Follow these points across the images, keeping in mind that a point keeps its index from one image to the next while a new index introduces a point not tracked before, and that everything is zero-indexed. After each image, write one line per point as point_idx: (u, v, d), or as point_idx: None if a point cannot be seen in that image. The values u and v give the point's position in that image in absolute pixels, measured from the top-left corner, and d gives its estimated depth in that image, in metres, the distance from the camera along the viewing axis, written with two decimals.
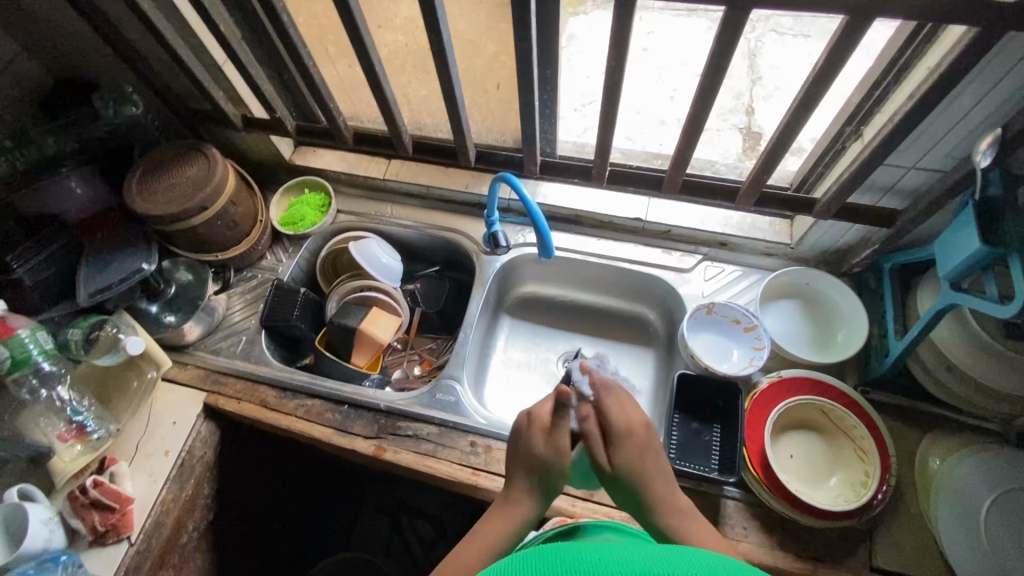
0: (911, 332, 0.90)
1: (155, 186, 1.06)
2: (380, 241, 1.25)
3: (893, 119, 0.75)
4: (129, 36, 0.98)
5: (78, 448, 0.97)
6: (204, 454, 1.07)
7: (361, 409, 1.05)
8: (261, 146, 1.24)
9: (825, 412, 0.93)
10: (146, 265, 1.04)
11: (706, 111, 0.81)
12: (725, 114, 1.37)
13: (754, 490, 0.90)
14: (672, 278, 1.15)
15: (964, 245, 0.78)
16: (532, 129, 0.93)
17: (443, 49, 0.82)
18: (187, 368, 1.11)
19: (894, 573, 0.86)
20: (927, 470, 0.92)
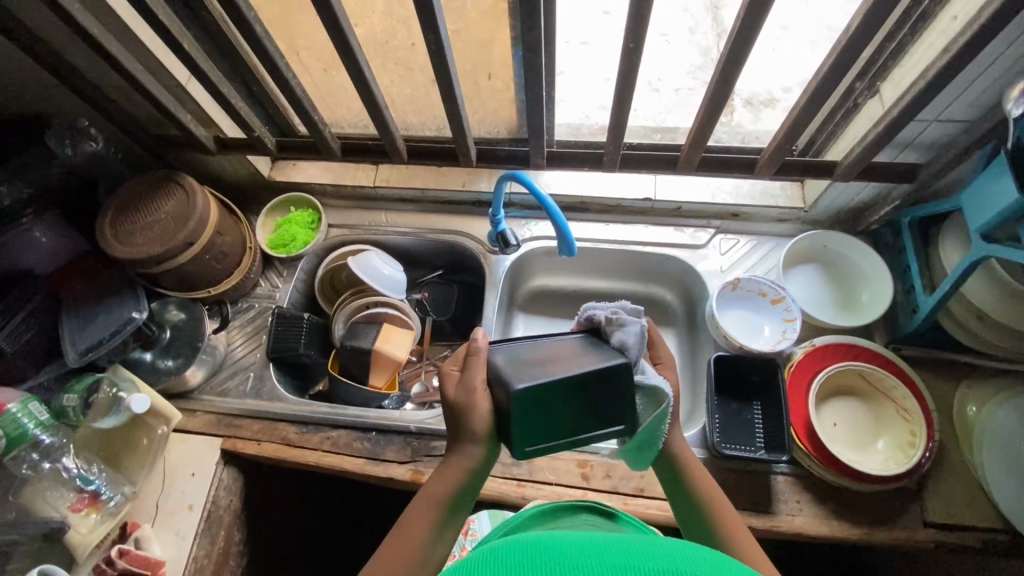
0: (940, 288, 0.89)
1: (132, 227, 0.96)
2: (380, 253, 1.17)
3: (925, 75, 0.72)
4: (76, 63, 0.88)
5: (95, 516, 0.90)
6: (230, 502, 1.01)
7: (390, 433, 1.01)
8: (235, 165, 1.15)
9: (864, 376, 0.93)
10: (138, 314, 0.96)
11: (730, 85, 0.76)
12: (695, 71, 1.33)
13: (805, 464, 0.90)
14: (687, 257, 1.12)
15: (998, 196, 0.76)
16: (539, 121, 0.88)
17: (440, 47, 0.76)
18: (196, 415, 1.05)
19: (947, 525, 0.87)
20: (966, 419, 0.93)
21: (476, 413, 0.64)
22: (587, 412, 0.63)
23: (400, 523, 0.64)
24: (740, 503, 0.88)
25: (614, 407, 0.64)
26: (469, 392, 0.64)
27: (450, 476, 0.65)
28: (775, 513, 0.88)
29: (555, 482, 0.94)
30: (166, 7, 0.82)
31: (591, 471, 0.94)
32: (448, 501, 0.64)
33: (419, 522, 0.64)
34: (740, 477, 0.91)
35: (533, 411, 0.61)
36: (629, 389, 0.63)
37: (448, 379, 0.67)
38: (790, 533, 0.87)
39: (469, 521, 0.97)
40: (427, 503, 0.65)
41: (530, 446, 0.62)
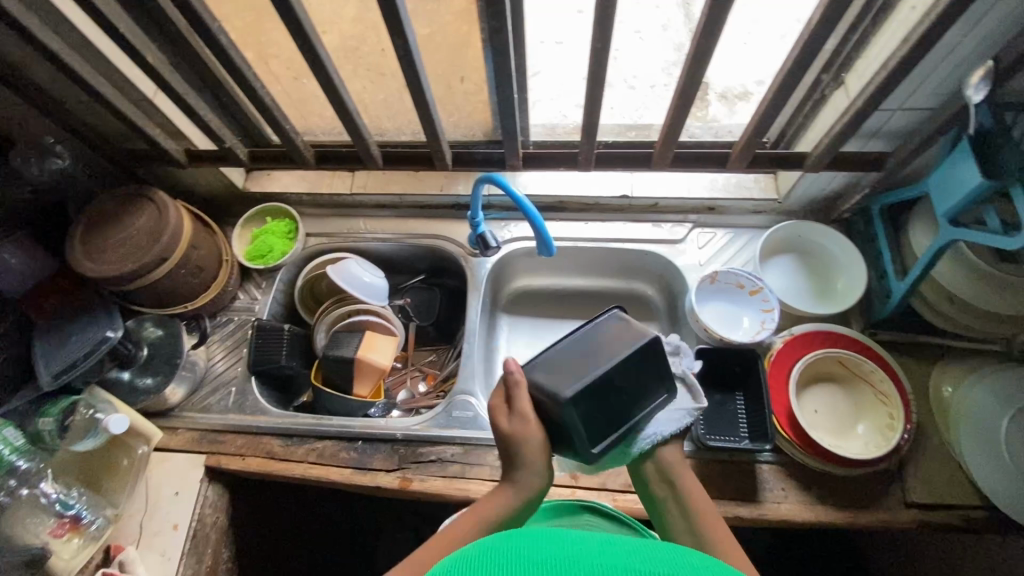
0: (911, 273, 0.91)
1: (103, 245, 0.95)
2: (360, 260, 1.16)
3: (886, 66, 0.74)
4: (37, 79, 0.86)
5: (76, 541, 0.88)
6: (216, 519, 0.99)
7: (377, 442, 1.00)
8: (208, 177, 1.13)
9: (842, 362, 0.95)
10: (113, 332, 0.94)
11: (698, 81, 0.77)
12: (669, 68, 1.33)
13: (788, 452, 0.91)
14: (666, 252, 1.13)
15: (962, 181, 0.78)
16: (512, 122, 0.88)
17: (409, 51, 0.75)
18: (178, 433, 1.03)
19: (930, 505, 0.89)
20: (942, 399, 0.95)
21: (534, 439, 0.68)
22: (629, 397, 0.70)
23: (444, 532, 0.65)
24: (726, 494, 0.89)
25: (648, 382, 0.71)
26: (524, 421, 0.68)
27: (500, 499, 0.68)
28: (762, 501, 0.90)
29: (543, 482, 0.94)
30: (128, 20, 0.80)
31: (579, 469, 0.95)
32: (495, 526, 0.66)
33: (456, 535, 0.65)
34: (725, 467, 0.92)
35: (586, 413, 0.67)
36: (651, 363, 0.71)
37: (497, 412, 0.71)
38: (777, 520, 0.89)
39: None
40: (477, 520, 0.66)
41: (595, 446, 0.68)
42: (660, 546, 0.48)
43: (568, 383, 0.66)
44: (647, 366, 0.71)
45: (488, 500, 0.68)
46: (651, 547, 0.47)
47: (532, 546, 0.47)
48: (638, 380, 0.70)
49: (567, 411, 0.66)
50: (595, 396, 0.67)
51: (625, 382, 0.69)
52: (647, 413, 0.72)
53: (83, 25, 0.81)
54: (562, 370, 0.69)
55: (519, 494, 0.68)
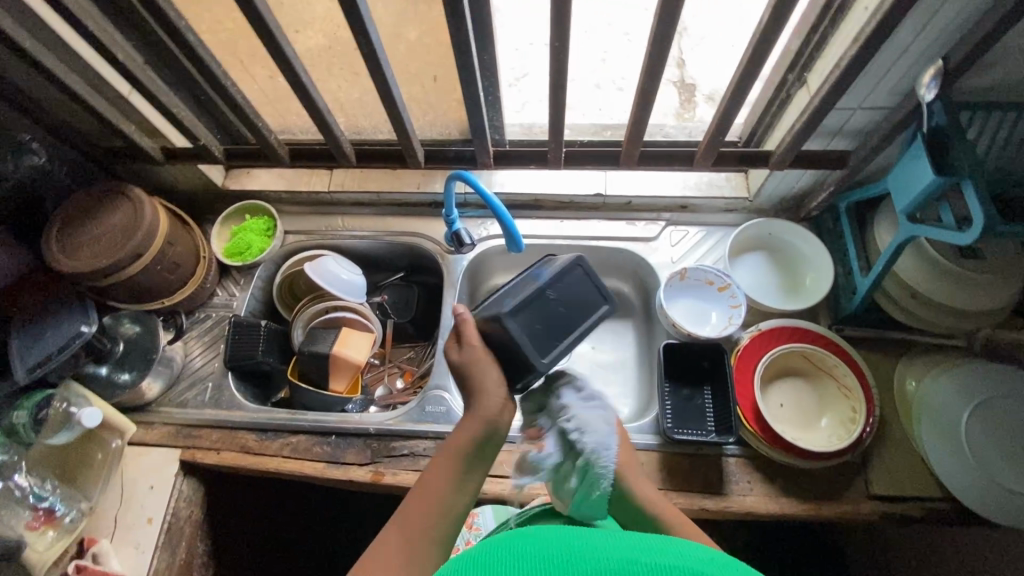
0: (875, 268, 0.92)
1: (79, 241, 0.96)
2: (338, 258, 1.18)
3: (840, 65, 0.75)
4: (12, 77, 0.88)
5: (51, 534, 0.89)
6: (191, 513, 1.00)
7: (351, 436, 1.01)
8: (188, 175, 1.15)
9: (807, 356, 0.96)
10: (87, 327, 0.95)
11: (659, 79, 0.78)
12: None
13: (753, 445, 0.92)
14: (640, 249, 1.15)
15: (917, 177, 0.80)
16: (479, 119, 0.89)
17: (372, 48, 0.77)
18: (155, 428, 1.04)
19: (892, 497, 0.90)
20: (906, 394, 0.96)
21: (486, 366, 0.66)
22: (566, 310, 0.69)
23: (424, 480, 0.65)
24: (692, 486, 0.91)
25: (584, 295, 0.71)
26: (472, 349, 0.67)
27: (468, 428, 0.65)
28: (727, 494, 0.91)
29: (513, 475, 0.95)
30: (99, 19, 0.82)
31: None
32: (472, 454, 0.64)
33: (440, 483, 0.64)
34: (692, 461, 0.93)
35: (528, 328, 0.67)
36: (588, 276, 0.71)
37: (450, 349, 0.70)
38: (742, 513, 0.90)
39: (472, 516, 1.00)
40: (453, 459, 0.64)
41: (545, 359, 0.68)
42: (667, 539, 0.50)
43: (505, 305, 0.67)
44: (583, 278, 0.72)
45: (455, 438, 0.65)
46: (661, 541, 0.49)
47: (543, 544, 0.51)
48: (573, 294, 0.70)
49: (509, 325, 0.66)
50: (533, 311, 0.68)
51: (563, 295, 0.70)
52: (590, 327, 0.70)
53: (55, 24, 0.82)
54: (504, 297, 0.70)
55: (485, 417, 0.65)
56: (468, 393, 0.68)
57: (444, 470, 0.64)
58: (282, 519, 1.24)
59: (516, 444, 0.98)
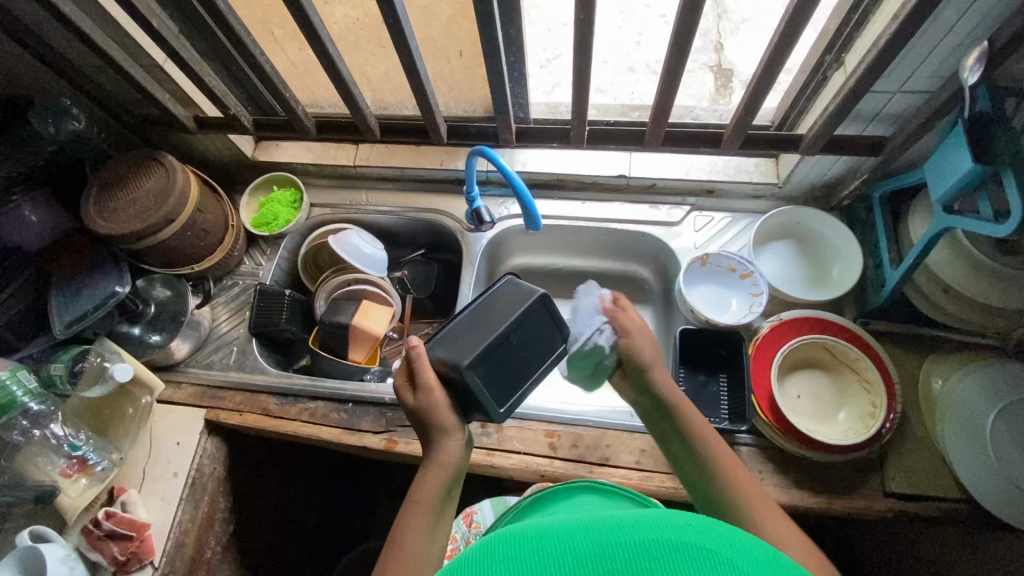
0: (907, 260, 0.89)
1: (115, 204, 0.99)
2: (360, 232, 1.20)
3: (877, 46, 0.72)
4: (53, 43, 0.91)
5: (84, 482, 0.95)
6: (214, 470, 1.05)
7: (367, 405, 1.04)
8: (219, 145, 1.18)
9: (828, 348, 0.94)
10: (122, 287, 1.00)
11: (685, 56, 0.76)
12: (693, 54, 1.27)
13: (765, 435, 0.91)
14: (662, 233, 1.13)
15: (956, 165, 0.76)
16: (502, 95, 0.88)
17: (396, 20, 0.77)
18: (182, 386, 1.08)
19: (909, 496, 0.88)
20: (931, 394, 0.93)
21: (441, 408, 0.70)
22: (525, 350, 0.74)
23: (401, 531, 0.63)
24: None
25: (544, 336, 0.75)
26: (430, 393, 0.70)
27: (436, 477, 0.67)
28: None
29: (523, 451, 0.96)
30: None
31: (558, 441, 0.97)
32: (440, 502, 0.66)
33: (421, 533, 0.62)
34: None
35: (486, 374, 0.71)
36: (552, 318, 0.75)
37: (403, 390, 0.73)
38: None
39: (472, 513, 1.00)
40: (425, 507, 0.64)
41: (503, 407, 0.73)
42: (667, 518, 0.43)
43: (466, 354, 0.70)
44: (546, 318, 0.75)
45: (419, 489, 0.66)
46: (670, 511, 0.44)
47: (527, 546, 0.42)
48: (534, 333, 0.74)
49: (468, 376, 0.69)
50: (492, 359, 0.71)
51: (521, 340, 0.73)
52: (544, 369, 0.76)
53: None
54: (460, 339, 0.72)
55: (447, 465, 0.68)
56: (424, 438, 0.71)
57: (421, 521, 0.63)
58: (301, 483, 1.28)
59: (528, 421, 0.99)
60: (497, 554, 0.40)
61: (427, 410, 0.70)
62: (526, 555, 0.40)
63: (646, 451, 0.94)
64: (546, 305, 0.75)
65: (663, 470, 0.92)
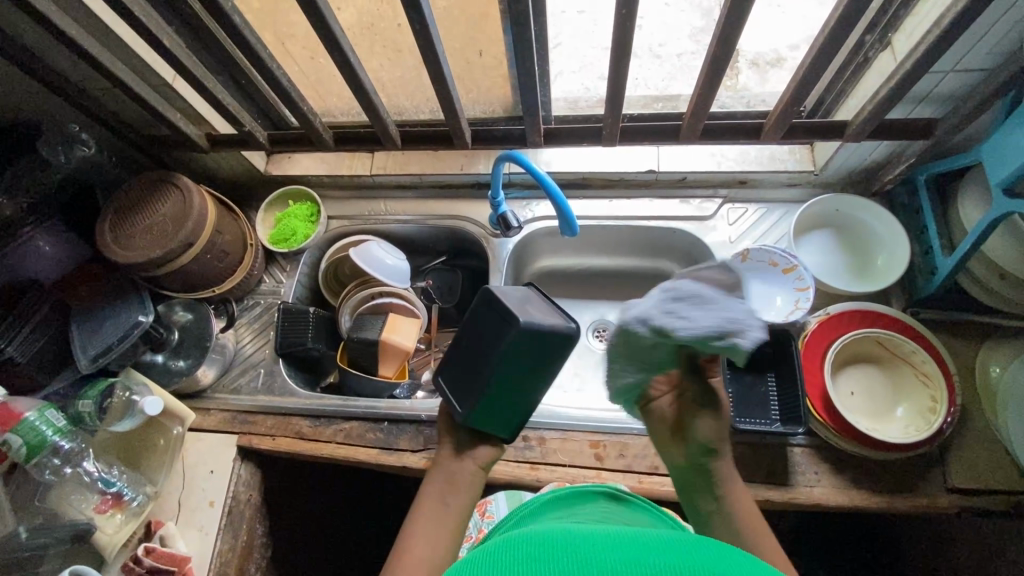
0: (961, 247, 0.85)
1: (131, 230, 0.96)
2: (382, 243, 1.16)
3: (939, 23, 0.68)
4: (59, 66, 0.87)
5: (120, 517, 0.92)
6: (250, 496, 1.02)
7: (403, 423, 1.01)
8: (231, 162, 1.14)
9: (882, 343, 0.91)
10: (145, 317, 0.97)
11: (729, 48, 0.72)
12: (697, 35, 1.23)
13: (820, 434, 0.88)
14: (695, 229, 1.09)
15: (1021, 146, 0.72)
16: (533, 97, 0.85)
17: (424, 25, 0.73)
18: (211, 413, 1.06)
19: (972, 490, 0.85)
20: (989, 380, 0.90)
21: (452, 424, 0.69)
22: (474, 352, 0.65)
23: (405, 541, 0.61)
24: (754, 476, 0.87)
25: (492, 329, 0.64)
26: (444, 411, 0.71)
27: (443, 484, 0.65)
28: (792, 484, 0.87)
29: (568, 463, 0.94)
30: (143, 3, 0.80)
31: (604, 451, 0.94)
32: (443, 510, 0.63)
33: (422, 536, 0.60)
34: (755, 451, 0.90)
35: (448, 379, 0.68)
36: (489, 307, 0.64)
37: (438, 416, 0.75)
38: (808, 504, 0.87)
39: (486, 503, 0.93)
40: (429, 512, 0.63)
41: (461, 408, 0.66)
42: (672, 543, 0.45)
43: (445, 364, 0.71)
44: (488, 312, 0.64)
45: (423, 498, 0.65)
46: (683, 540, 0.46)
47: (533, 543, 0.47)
48: (483, 331, 0.65)
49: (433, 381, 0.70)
50: (451, 361, 0.68)
51: (470, 337, 0.66)
52: (491, 367, 0.63)
53: (99, 11, 0.81)
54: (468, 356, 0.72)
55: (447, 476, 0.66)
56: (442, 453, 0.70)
57: (425, 523, 0.62)
58: (334, 501, 1.26)
59: (571, 432, 0.96)
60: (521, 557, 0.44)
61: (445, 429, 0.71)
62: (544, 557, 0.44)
63: None
64: (488, 298, 0.64)
65: None
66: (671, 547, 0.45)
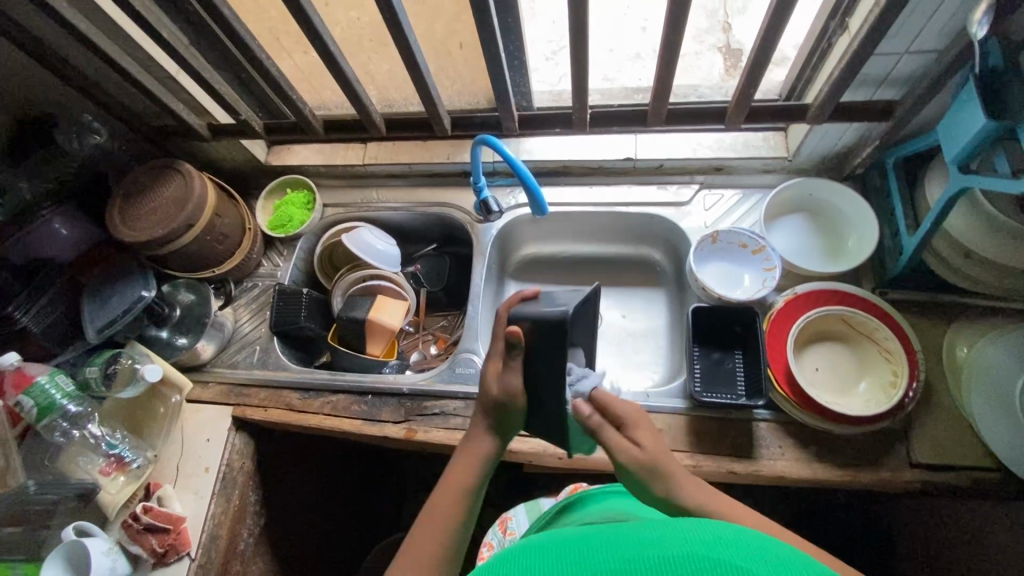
0: (924, 225, 0.86)
1: (137, 212, 1.04)
2: (373, 229, 1.22)
3: (881, 4, 0.71)
4: (73, 61, 0.96)
5: (122, 479, 1.00)
6: (243, 465, 1.08)
7: (385, 396, 1.06)
8: (234, 152, 1.21)
9: (846, 320, 0.93)
10: (147, 292, 1.05)
11: (681, 30, 0.75)
12: (701, 35, 1.22)
13: (783, 409, 0.90)
14: (671, 214, 1.13)
15: (969, 122, 0.74)
16: (503, 82, 0.90)
17: (394, 13, 0.78)
18: (209, 386, 1.12)
19: (935, 466, 0.86)
20: (956, 359, 0.91)
21: (508, 403, 0.71)
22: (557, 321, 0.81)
23: (427, 514, 0.65)
24: (719, 449, 0.89)
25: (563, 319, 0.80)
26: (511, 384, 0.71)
27: (469, 463, 0.70)
28: (757, 458, 0.89)
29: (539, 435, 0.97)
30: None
31: None
32: (472, 491, 0.68)
33: (445, 514, 0.65)
34: (720, 425, 0.92)
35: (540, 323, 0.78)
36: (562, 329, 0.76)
37: (492, 369, 0.73)
38: (773, 477, 0.88)
39: (507, 520, 1.02)
40: (457, 494, 0.67)
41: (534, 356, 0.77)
42: (675, 530, 0.44)
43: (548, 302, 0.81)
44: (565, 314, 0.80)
45: (453, 474, 0.69)
46: (690, 527, 0.44)
47: (551, 546, 0.47)
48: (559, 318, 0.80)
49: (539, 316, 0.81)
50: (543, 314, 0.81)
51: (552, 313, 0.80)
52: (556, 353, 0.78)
53: (108, 9, 0.89)
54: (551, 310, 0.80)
55: (480, 455, 0.71)
56: (478, 420, 0.73)
57: (451, 503, 0.66)
58: (328, 477, 1.32)
59: None
60: (520, 561, 0.45)
61: (498, 403, 0.72)
62: (545, 560, 0.44)
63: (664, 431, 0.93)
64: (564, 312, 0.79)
65: (683, 449, 0.91)
66: (672, 535, 0.43)
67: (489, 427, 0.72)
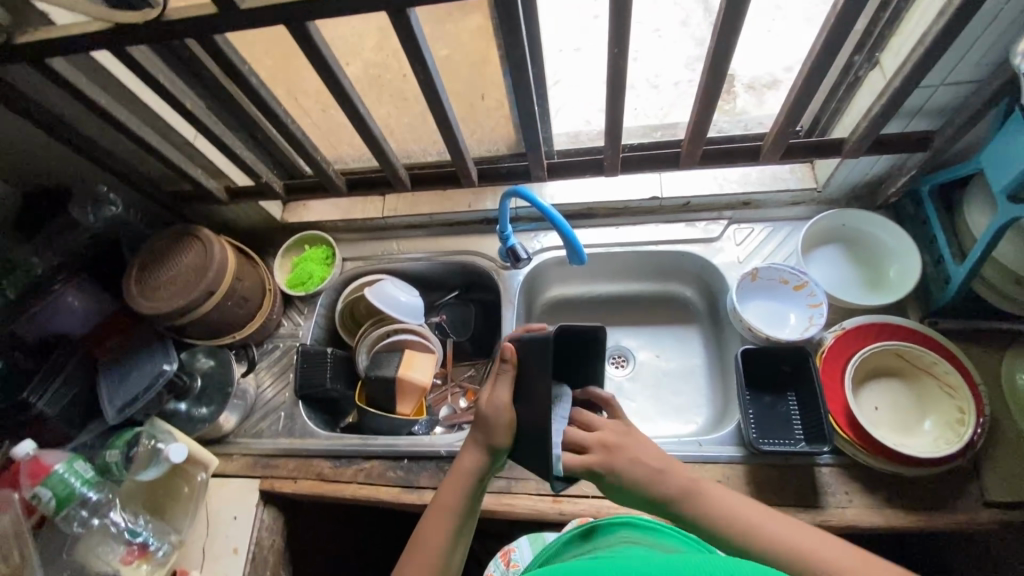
0: (972, 254, 0.84)
1: (155, 282, 1.00)
2: (395, 281, 1.18)
3: (923, 42, 0.70)
4: (90, 132, 0.93)
5: (144, 568, 0.91)
6: (273, 542, 1.02)
7: (423, 460, 1.01)
8: (249, 212, 1.19)
9: (901, 355, 0.90)
10: (168, 365, 1.01)
11: (722, 75, 0.74)
12: None
13: (849, 453, 0.86)
14: (703, 251, 1.10)
15: (1018, 151, 0.73)
16: (534, 131, 0.88)
17: (427, 71, 0.77)
18: (234, 459, 1.06)
19: (1012, 504, 0.81)
20: (1017, 388, 0.87)
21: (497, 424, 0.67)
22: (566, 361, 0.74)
23: (418, 534, 0.66)
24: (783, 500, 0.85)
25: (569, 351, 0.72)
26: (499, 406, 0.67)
27: (456, 481, 0.68)
28: (825, 506, 0.85)
29: (590, 494, 0.92)
30: (166, 70, 0.85)
31: None
32: (462, 508, 0.67)
33: (435, 528, 0.66)
34: (782, 473, 0.88)
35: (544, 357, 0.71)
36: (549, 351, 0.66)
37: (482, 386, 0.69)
38: (843, 527, 0.83)
39: (509, 550, 0.97)
40: (445, 510, 0.67)
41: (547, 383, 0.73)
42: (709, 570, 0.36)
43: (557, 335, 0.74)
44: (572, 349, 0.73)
45: (443, 491, 0.68)
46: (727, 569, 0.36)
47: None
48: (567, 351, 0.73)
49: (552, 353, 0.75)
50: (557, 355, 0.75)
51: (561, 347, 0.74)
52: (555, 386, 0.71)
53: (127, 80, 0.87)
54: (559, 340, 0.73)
55: (466, 472, 0.68)
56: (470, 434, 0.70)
57: (442, 520, 0.66)
58: (357, 545, 1.25)
59: None
60: None
61: (488, 421, 0.68)
62: None
63: (722, 483, 0.88)
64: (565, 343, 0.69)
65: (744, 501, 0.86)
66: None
67: (477, 441, 0.69)
